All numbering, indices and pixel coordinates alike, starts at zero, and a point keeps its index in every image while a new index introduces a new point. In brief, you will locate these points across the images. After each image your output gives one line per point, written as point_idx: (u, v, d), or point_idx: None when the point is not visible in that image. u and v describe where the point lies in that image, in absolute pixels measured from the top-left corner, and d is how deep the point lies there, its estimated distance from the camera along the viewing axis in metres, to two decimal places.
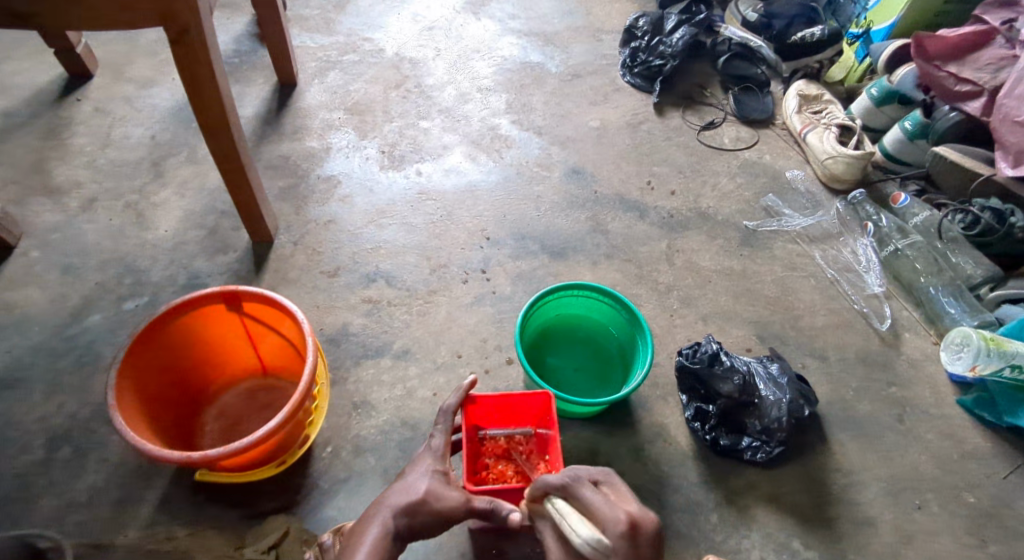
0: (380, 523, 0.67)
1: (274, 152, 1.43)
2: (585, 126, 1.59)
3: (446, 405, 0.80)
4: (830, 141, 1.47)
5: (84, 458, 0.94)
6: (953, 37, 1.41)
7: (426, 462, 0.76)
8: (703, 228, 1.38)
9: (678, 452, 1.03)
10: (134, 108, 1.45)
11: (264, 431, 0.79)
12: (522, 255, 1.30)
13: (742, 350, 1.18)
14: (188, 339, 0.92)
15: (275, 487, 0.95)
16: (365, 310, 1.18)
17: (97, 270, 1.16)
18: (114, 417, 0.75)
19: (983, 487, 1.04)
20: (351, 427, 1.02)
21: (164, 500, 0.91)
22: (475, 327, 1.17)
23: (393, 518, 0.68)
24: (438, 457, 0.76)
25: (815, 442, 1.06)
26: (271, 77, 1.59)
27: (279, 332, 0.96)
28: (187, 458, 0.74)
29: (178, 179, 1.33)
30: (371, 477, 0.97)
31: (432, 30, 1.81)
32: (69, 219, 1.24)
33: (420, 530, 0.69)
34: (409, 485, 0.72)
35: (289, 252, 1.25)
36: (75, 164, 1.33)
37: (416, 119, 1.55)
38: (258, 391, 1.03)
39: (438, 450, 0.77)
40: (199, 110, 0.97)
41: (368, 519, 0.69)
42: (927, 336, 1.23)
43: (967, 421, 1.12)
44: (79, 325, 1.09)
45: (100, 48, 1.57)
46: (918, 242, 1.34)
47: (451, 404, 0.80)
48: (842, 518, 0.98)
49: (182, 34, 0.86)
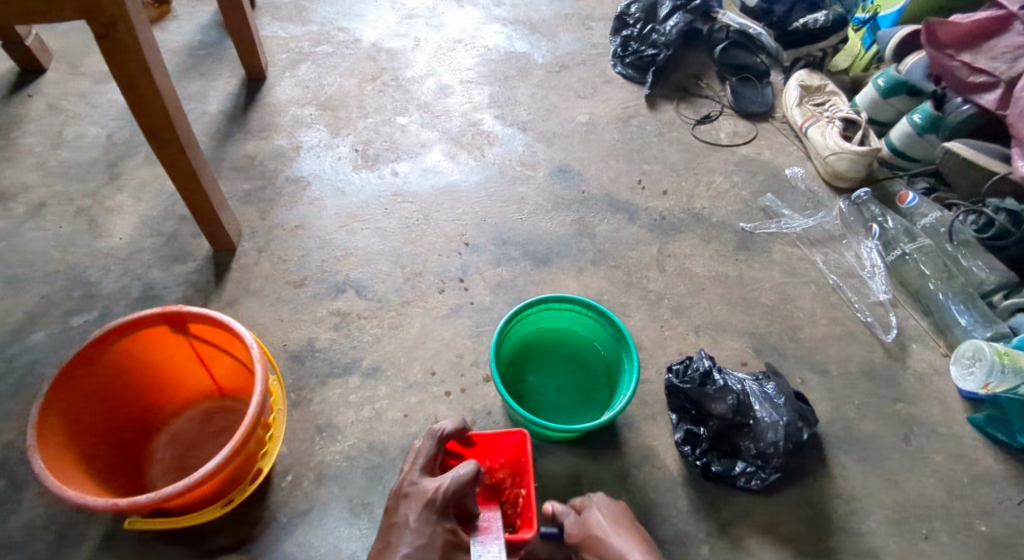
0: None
1: (239, 151, 1.34)
2: (572, 121, 1.50)
3: (431, 443, 0.74)
4: (833, 136, 1.38)
5: (21, 491, 0.87)
6: (966, 23, 1.30)
7: (424, 516, 0.66)
8: (698, 230, 1.30)
9: (667, 478, 0.96)
10: (90, 105, 1.36)
11: (204, 470, 0.72)
12: (503, 262, 1.21)
13: (737, 365, 1.10)
14: (130, 363, 0.85)
15: (229, 522, 0.87)
16: (333, 323, 1.10)
17: (44, 282, 1.08)
18: (34, 459, 0.67)
19: (995, 514, 0.97)
20: (314, 453, 0.95)
21: (107, 538, 0.84)
22: (451, 341, 1.09)
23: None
24: (433, 506, 0.66)
25: (815, 465, 0.99)
26: (239, 70, 1.50)
27: (231, 355, 0.88)
28: (114, 505, 0.67)
29: (134, 182, 1.24)
30: (335, 508, 0.90)
31: (411, 18, 1.71)
32: (15, 226, 1.15)
33: None
34: (420, 556, 0.63)
35: (252, 261, 1.16)
36: (24, 167, 1.24)
37: (393, 115, 1.46)
38: (213, 415, 0.96)
39: (435, 497, 0.67)
40: (139, 112, 0.89)
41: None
42: (936, 347, 1.15)
43: (978, 441, 1.04)
44: (21, 343, 1.01)
45: (54, 40, 1.48)
46: (927, 245, 1.25)
47: (435, 441, 0.74)
48: (843, 550, 0.91)
49: (109, 28, 0.76)
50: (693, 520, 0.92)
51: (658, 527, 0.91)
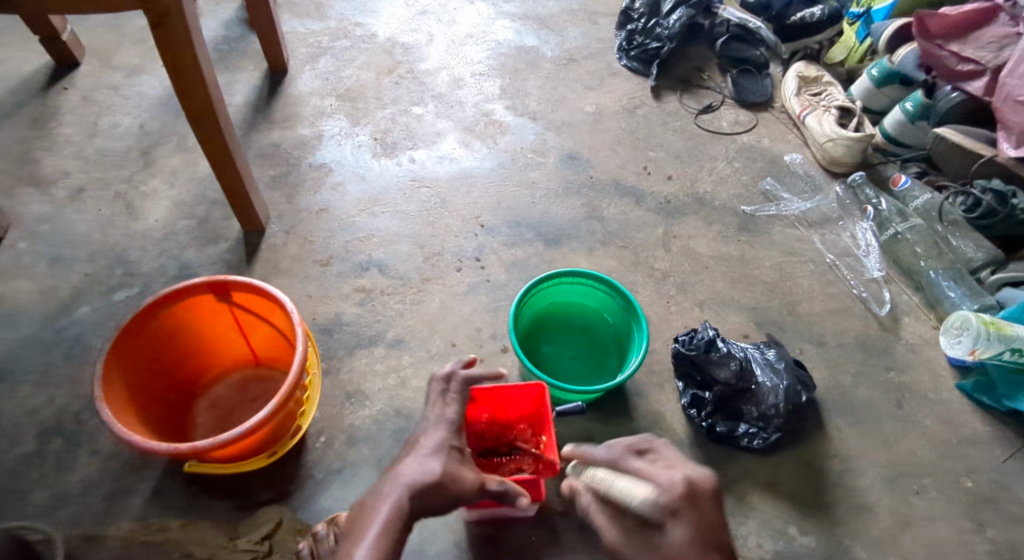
0: (395, 504, 0.56)
1: (265, 140, 1.41)
2: (580, 111, 1.56)
3: (449, 374, 0.76)
4: (829, 123, 1.45)
5: (75, 450, 0.93)
6: (953, 15, 1.39)
7: (440, 430, 0.67)
8: (701, 213, 1.37)
9: (674, 440, 1.03)
10: (121, 97, 1.43)
11: (253, 422, 0.78)
12: (517, 242, 1.28)
13: (740, 337, 1.17)
14: (176, 330, 0.91)
15: (268, 478, 0.94)
16: (358, 299, 1.17)
17: (86, 261, 1.15)
18: (102, 409, 0.74)
19: (982, 472, 1.03)
20: (345, 417, 1.02)
21: (157, 492, 0.91)
22: (470, 315, 1.16)
23: (407, 499, 0.57)
24: (452, 425, 0.68)
25: (813, 427, 1.06)
26: (261, 64, 1.56)
27: (269, 323, 0.95)
28: (175, 450, 0.73)
29: (167, 169, 1.31)
30: (365, 467, 0.96)
31: (424, 14, 1.78)
32: (57, 210, 1.22)
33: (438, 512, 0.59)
34: (429, 458, 0.63)
35: (280, 242, 1.23)
36: (62, 155, 1.31)
37: (409, 105, 1.53)
38: (250, 382, 1.03)
39: (453, 419, 0.69)
40: (184, 97, 0.96)
41: (377, 500, 0.57)
42: (926, 321, 1.22)
43: (965, 406, 1.11)
44: (68, 316, 1.08)
45: (85, 35, 1.55)
46: (918, 225, 1.32)
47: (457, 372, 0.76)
48: (838, 504, 0.98)
49: (162, 18, 0.83)
50: None
51: None
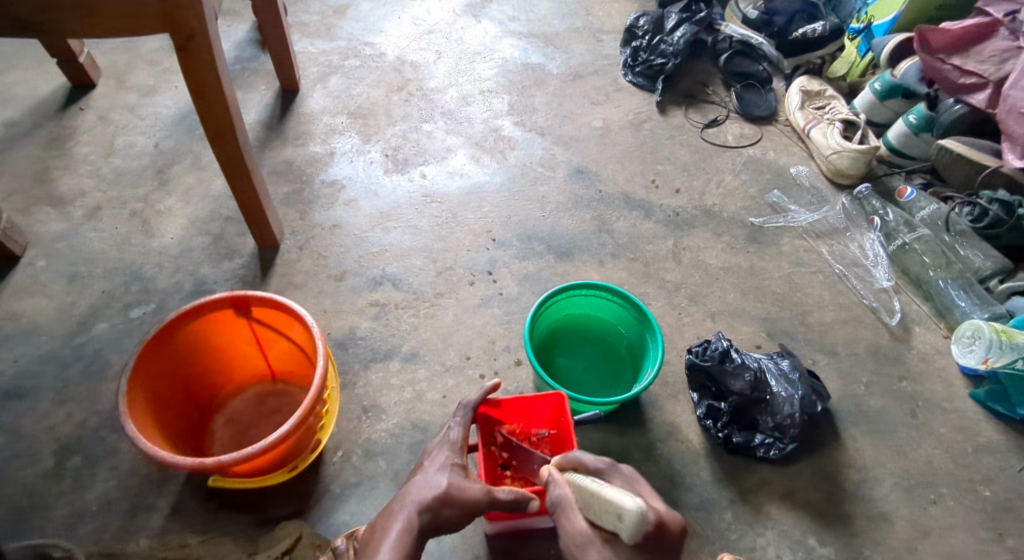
0: (405, 520, 0.66)
1: (278, 157, 1.43)
2: (587, 126, 1.59)
3: (468, 401, 0.80)
4: (834, 136, 1.47)
5: (95, 466, 0.94)
6: (955, 29, 1.42)
7: (446, 452, 0.75)
8: (710, 224, 1.38)
9: (690, 451, 1.03)
10: (137, 116, 1.45)
11: (275, 436, 0.78)
12: (528, 256, 1.29)
13: (753, 347, 1.17)
14: (195, 344, 0.92)
15: (286, 494, 0.94)
16: (373, 313, 1.17)
17: (104, 278, 1.16)
18: (126, 424, 0.74)
19: (998, 480, 1.03)
20: (362, 431, 1.02)
21: (176, 507, 0.91)
22: (483, 329, 1.17)
23: (417, 515, 0.66)
24: (455, 447, 0.75)
25: (828, 437, 1.06)
26: (273, 83, 1.59)
27: (287, 337, 0.96)
28: (199, 464, 0.73)
29: (182, 187, 1.33)
30: (383, 480, 0.96)
31: (432, 33, 1.81)
32: (74, 228, 1.24)
33: (446, 523, 0.68)
34: (434, 475, 0.71)
35: (295, 258, 1.24)
36: (80, 173, 1.33)
37: (419, 122, 1.55)
38: (267, 397, 1.03)
39: (457, 441, 0.76)
40: (205, 117, 0.97)
41: (390, 517, 0.67)
42: (937, 330, 1.23)
43: (980, 414, 1.11)
44: (86, 333, 1.09)
45: (101, 57, 1.58)
46: (925, 235, 1.33)
47: (472, 400, 0.79)
48: (857, 514, 0.98)
49: (188, 41, 0.86)
50: (716, 488, 0.99)
51: (682, 494, 0.97)
